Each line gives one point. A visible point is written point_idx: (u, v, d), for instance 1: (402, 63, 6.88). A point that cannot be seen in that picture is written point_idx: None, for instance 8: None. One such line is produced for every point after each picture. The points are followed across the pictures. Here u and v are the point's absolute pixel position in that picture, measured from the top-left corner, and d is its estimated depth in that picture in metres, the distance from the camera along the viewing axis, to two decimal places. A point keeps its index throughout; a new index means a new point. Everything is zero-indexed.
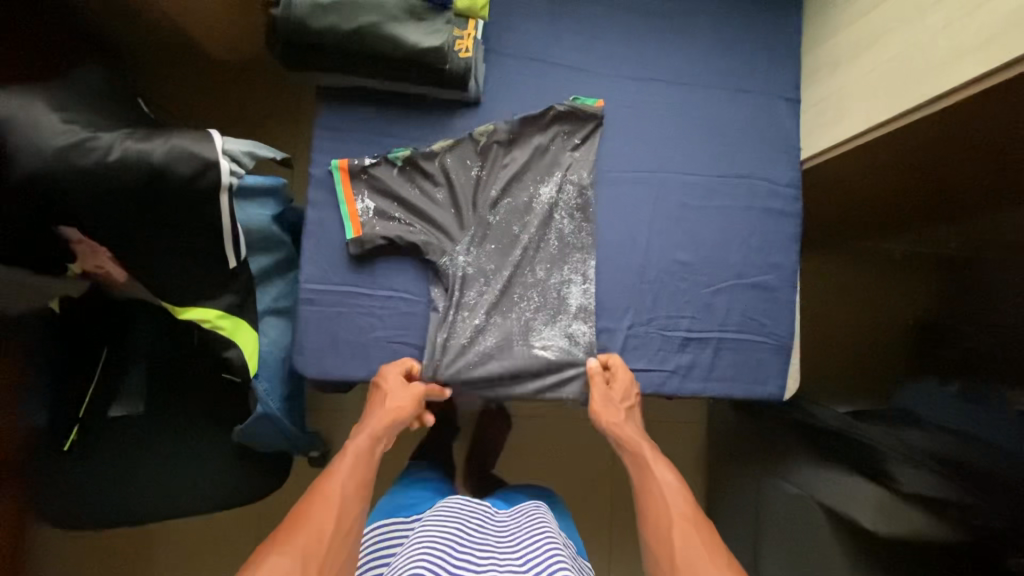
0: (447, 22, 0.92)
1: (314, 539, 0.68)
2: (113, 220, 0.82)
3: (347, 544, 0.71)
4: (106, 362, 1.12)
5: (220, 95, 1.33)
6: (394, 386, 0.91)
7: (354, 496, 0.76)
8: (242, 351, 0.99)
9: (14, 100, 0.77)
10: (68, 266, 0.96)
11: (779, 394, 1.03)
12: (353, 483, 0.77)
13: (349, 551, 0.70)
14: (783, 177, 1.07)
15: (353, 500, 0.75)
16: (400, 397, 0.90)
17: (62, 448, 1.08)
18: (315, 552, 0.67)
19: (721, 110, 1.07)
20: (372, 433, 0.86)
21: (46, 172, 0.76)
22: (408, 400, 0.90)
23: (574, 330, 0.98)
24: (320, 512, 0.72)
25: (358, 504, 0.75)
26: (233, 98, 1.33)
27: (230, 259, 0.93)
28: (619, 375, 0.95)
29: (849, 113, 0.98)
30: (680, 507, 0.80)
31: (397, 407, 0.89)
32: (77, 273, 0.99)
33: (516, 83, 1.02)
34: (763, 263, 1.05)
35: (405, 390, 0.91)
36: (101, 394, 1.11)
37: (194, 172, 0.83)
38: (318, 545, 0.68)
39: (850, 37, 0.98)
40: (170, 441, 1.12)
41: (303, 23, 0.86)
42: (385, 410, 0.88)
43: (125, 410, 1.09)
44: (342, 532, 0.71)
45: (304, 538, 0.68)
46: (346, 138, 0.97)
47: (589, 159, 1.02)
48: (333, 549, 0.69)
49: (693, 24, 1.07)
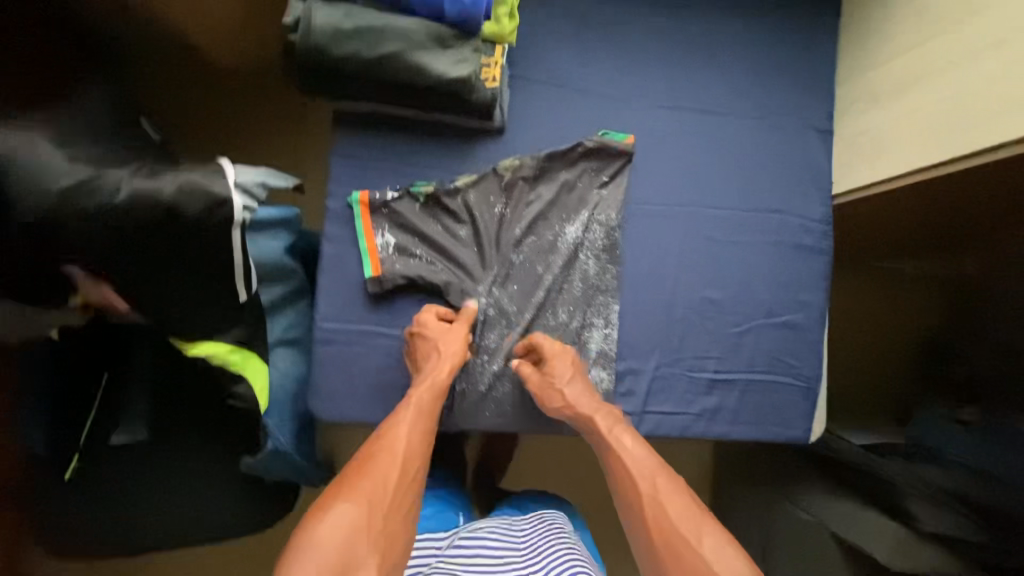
0: (475, 50, 0.85)
1: (379, 487, 0.69)
2: (120, 260, 0.77)
3: (411, 492, 0.72)
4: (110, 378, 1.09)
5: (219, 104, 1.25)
6: (443, 334, 0.88)
7: (416, 448, 0.76)
8: (251, 386, 0.95)
9: (14, 136, 0.71)
10: (70, 294, 0.89)
11: (805, 437, 1.01)
12: (415, 436, 0.77)
13: (412, 496, 0.72)
14: (814, 213, 1.04)
15: (415, 454, 0.75)
16: (451, 342, 0.87)
17: (64, 476, 1.05)
18: (381, 498, 0.68)
19: (754, 141, 1.03)
20: (435, 386, 0.83)
21: (51, 217, 0.71)
22: (460, 347, 0.87)
23: (593, 377, 0.95)
24: (383, 463, 0.72)
25: (419, 456, 0.76)
26: (232, 105, 1.25)
27: (240, 293, 0.88)
28: (557, 367, 0.88)
29: (888, 152, 0.94)
30: (643, 474, 0.75)
31: (452, 354, 0.86)
32: (79, 304, 0.93)
33: (543, 111, 0.98)
34: (792, 301, 1.02)
35: (452, 333, 0.88)
36: (104, 412, 1.08)
37: (203, 211, 0.78)
38: (383, 493, 0.69)
39: (894, 70, 0.94)
40: (175, 470, 1.08)
41: (323, 50, 0.79)
42: (440, 358, 0.85)
43: (126, 437, 1.03)
44: (404, 484, 0.72)
45: (369, 486, 0.69)
46: (365, 167, 0.93)
47: (617, 198, 0.98)
48: (397, 496, 0.70)
49: (727, 49, 1.03)
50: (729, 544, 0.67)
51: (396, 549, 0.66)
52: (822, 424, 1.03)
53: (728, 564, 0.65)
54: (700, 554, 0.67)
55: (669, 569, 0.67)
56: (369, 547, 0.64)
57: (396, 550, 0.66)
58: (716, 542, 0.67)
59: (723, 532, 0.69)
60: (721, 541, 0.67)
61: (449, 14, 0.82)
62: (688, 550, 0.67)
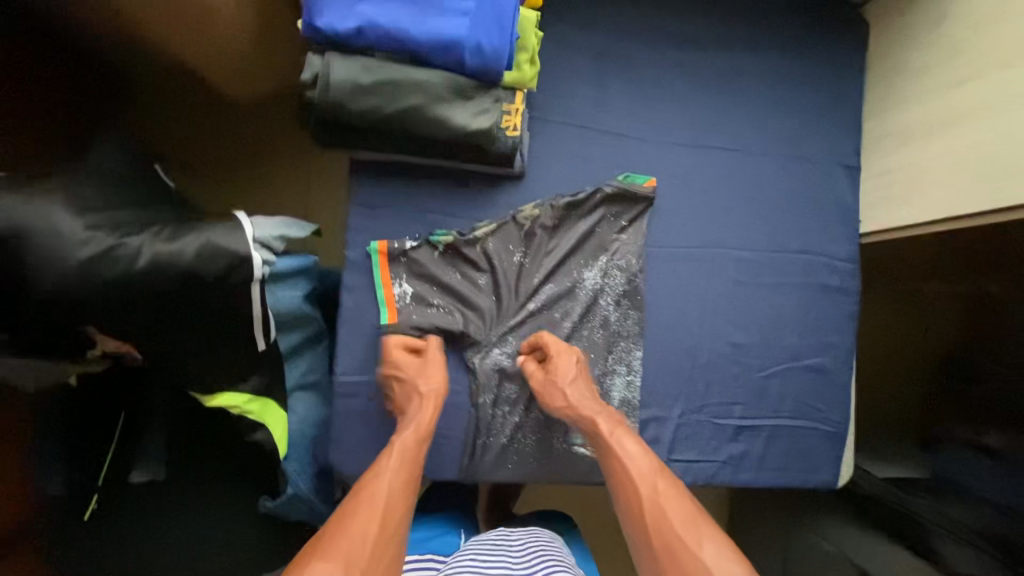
0: (496, 99, 0.83)
1: (357, 543, 0.62)
2: (141, 324, 0.76)
3: (392, 548, 0.65)
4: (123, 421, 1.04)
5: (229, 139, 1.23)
6: (422, 368, 0.86)
7: (399, 496, 0.70)
8: (271, 433, 0.94)
9: (31, 206, 0.69)
10: (88, 348, 0.87)
11: (832, 482, 0.99)
12: (400, 484, 0.72)
13: (395, 552, 0.65)
14: (841, 252, 1.01)
15: (399, 505, 0.69)
16: (429, 380, 0.85)
17: (82, 518, 1.04)
18: (359, 554, 0.61)
19: (780, 180, 1.01)
20: (419, 431, 0.80)
21: (71, 288, 0.70)
22: (439, 383, 0.86)
23: None
24: (362, 515, 0.66)
25: (404, 505, 0.70)
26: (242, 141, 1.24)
27: (258, 341, 0.87)
28: (561, 365, 0.87)
29: (921, 194, 0.92)
30: (644, 477, 0.73)
31: (432, 394, 0.84)
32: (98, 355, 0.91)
33: (563, 154, 0.95)
34: (819, 343, 1.00)
35: (428, 371, 0.86)
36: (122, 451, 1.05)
37: (224, 269, 0.78)
38: (362, 548, 0.62)
39: (926, 110, 0.92)
40: (190, 514, 1.07)
41: (341, 105, 0.77)
42: (420, 403, 0.83)
43: (147, 476, 1.03)
44: (386, 538, 0.65)
45: (345, 542, 0.62)
46: (385, 217, 0.91)
47: (637, 243, 0.96)
48: (377, 551, 0.63)
49: (751, 85, 1.00)
50: (730, 552, 0.63)
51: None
52: (849, 469, 1.01)
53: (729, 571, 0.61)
54: (700, 558, 0.63)
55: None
56: None
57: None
58: (715, 547, 0.64)
59: (725, 538, 0.65)
60: (722, 550, 0.63)
61: (469, 65, 0.79)
62: (687, 556, 0.63)
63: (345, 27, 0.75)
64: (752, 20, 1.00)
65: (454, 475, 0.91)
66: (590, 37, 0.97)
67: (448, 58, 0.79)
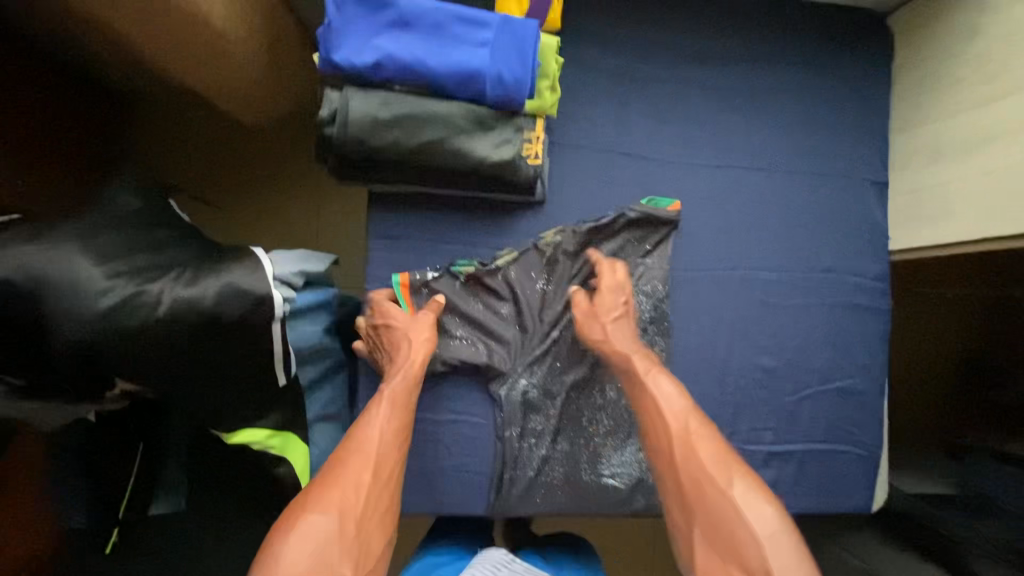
0: (518, 129, 0.81)
1: (351, 494, 0.65)
2: (163, 371, 0.75)
3: (382, 498, 0.68)
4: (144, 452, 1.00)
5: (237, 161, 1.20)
6: (410, 321, 0.84)
7: (390, 447, 0.72)
8: (292, 468, 0.91)
9: (50, 259, 0.68)
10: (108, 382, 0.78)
11: (866, 506, 0.98)
12: (390, 435, 0.73)
13: (385, 500, 0.69)
14: (870, 270, 0.99)
15: (390, 456, 0.72)
16: (419, 329, 0.84)
17: (104, 552, 0.97)
18: (351, 505, 0.65)
19: (806, 198, 0.98)
20: (408, 378, 0.80)
21: (92, 340, 0.68)
22: (429, 333, 0.84)
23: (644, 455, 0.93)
24: (353, 466, 0.68)
25: (393, 455, 0.72)
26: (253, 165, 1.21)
27: (279, 376, 0.85)
28: (605, 302, 0.87)
29: (954, 213, 0.89)
30: (676, 414, 0.73)
31: (422, 342, 0.83)
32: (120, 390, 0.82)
33: (584, 178, 0.93)
34: (850, 365, 0.98)
35: (418, 321, 0.85)
36: (139, 489, 0.99)
37: (246, 311, 0.77)
38: (354, 500, 0.65)
39: (958, 125, 0.89)
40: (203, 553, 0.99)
41: (362, 141, 0.75)
42: (410, 349, 0.82)
43: (169, 505, 1.00)
44: (378, 486, 0.69)
45: (339, 493, 0.65)
46: (406, 248, 0.90)
47: (662, 267, 0.94)
48: (368, 502, 0.66)
49: (775, 101, 0.98)
50: (759, 491, 0.65)
51: (372, 553, 0.64)
52: (883, 492, 0.99)
53: (757, 509, 0.63)
54: (728, 495, 0.65)
55: (697, 512, 0.66)
56: (344, 555, 0.61)
57: (371, 556, 0.64)
58: (745, 488, 0.65)
59: (752, 477, 0.67)
60: (749, 487, 0.65)
61: (490, 96, 0.78)
62: (717, 493, 0.65)
63: (362, 62, 0.73)
64: (776, 34, 0.98)
65: (480, 508, 0.90)
66: (610, 57, 0.95)
67: (469, 89, 0.77)
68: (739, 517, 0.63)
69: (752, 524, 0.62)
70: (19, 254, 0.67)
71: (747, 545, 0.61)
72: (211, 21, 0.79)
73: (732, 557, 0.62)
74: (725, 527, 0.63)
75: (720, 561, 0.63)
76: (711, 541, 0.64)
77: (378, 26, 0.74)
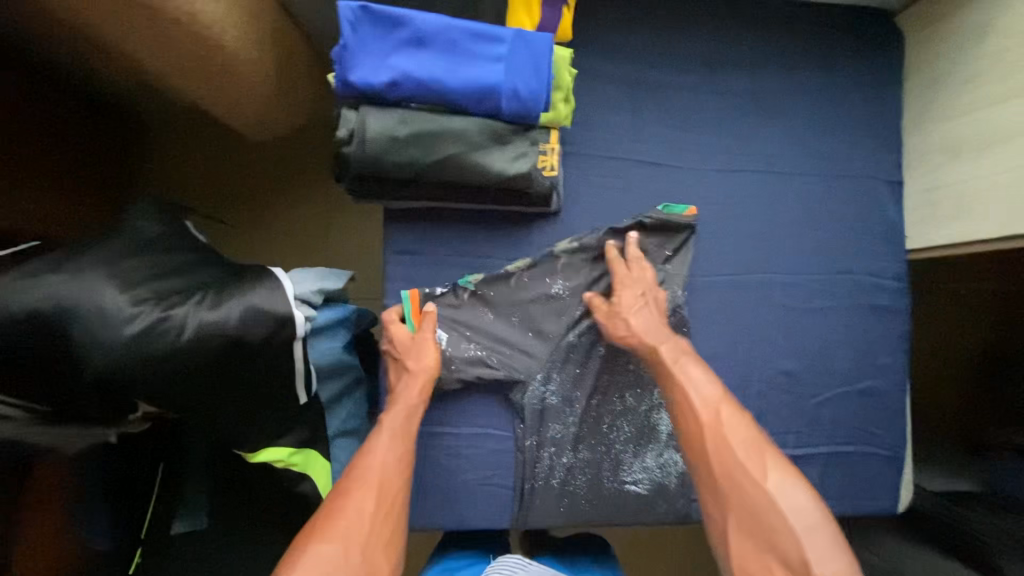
0: (533, 141, 0.81)
1: (355, 523, 0.64)
2: (187, 397, 0.75)
3: (388, 527, 0.67)
4: (165, 471, 1.01)
5: (246, 177, 1.19)
6: (412, 344, 0.84)
7: (393, 477, 0.71)
8: (316, 484, 0.92)
9: (76, 287, 0.68)
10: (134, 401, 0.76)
11: (892, 507, 0.97)
12: (393, 462, 0.73)
13: (390, 530, 0.67)
14: (888, 271, 0.99)
15: (394, 483, 0.71)
16: (422, 356, 0.83)
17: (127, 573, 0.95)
18: (356, 536, 0.63)
19: (821, 199, 0.98)
20: (406, 408, 0.80)
21: (119, 367, 0.68)
22: (433, 358, 0.84)
23: (666, 461, 0.92)
24: (355, 497, 0.67)
25: (396, 485, 0.71)
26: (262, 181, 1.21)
27: (300, 394, 0.86)
28: (625, 298, 0.86)
29: (973, 212, 0.88)
30: (707, 403, 0.74)
31: (425, 369, 0.83)
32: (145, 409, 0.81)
33: (599, 187, 0.93)
34: (871, 366, 0.97)
35: (422, 346, 0.84)
36: (161, 510, 0.99)
37: (269, 332, 0.77)
38: (361, 529, 0.64)
39: (973, 124, 0.88)
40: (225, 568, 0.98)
41: (379, 158, 0.75)
42: (411, 377, 0.82)
43: (190, 524, 0.98)
44: (382, 516, 0.67)
45: (344, 523, 0.64)
46: (425, 263, 0.90)
47: (681, 274, 0.93)
48: (375, 532, 0.65)
49: (787, 103, 0.98)
50: (795, 480, 0.65)
51: None
52: (909, 492, 0.99)
53: (792, 499, 0.63)
54: (762, 485, 0.65)
55: (728, 500, 0.66)
56: None
57: None
58: (780, 477, 0.65)
59: (786, 466, 0.67)
60: (781, 478, 0.65)
61: (505, 110, 0.78)
62: (750, 482, 0.66)
63: (379, 81, 0.73)
64: (786, 37, 0.98)
65: (505, 519, 0.90)
66: (622, 66, 0.95)
67: (484, 105, 0.77)
68: (773, 505, 0.63)
69: (787, 513, 0.62)
70: (45, 284, 0.68)
71: (779, 534, 0.62)
72: (225, 44, 0.79)
73: (767, 546, 0.62)
74: (760, 515, 0.63)
75: (754, 550, 0.63)
76: (743, 531, 0.64)
77: (392, 45, 0.74)
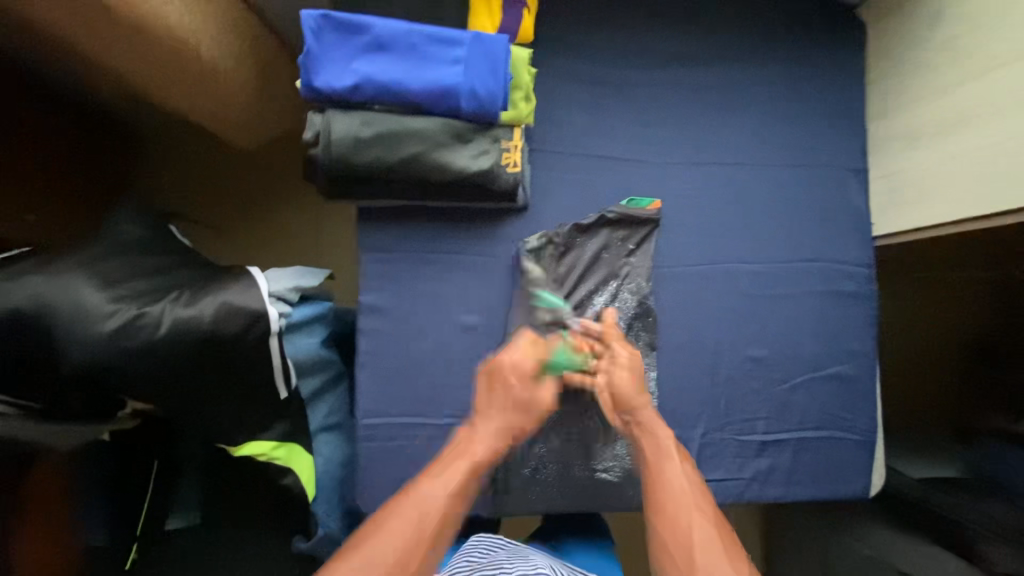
0: (494, 139, 0.84)
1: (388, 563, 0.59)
2: (164, 390, 0.78)
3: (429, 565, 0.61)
4: (161, 469, 1.02)
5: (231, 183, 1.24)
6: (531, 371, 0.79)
7: (453, 518, 0.65)
8: (298, 477, 0.93)
9: (56, 286, 0.73)
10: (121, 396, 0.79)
11: (864, 492, 0.98)
12: (454, 504, 0.66)
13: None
14: (854, 257, 1.00)
15: (445, 528, 0.64)
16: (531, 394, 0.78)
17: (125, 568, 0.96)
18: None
19: (785, 190, 1.00)
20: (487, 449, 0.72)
21: (96, 361, 0.72)
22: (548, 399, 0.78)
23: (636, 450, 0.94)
24: (403, 524, 0.62)
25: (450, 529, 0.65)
26: (245, 186, 1.24)
27: (280, 389, 0.87)
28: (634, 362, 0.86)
29: (935, 196, 0.90)
30: (701, 502, 0.71)
31: (535, 405, 0.76)
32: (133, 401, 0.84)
33: (566, 184, 0.96)
34: (840, 352, 0.99)
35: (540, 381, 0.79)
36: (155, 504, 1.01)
37: (243, 327, 0.80)
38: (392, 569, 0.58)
39: (934, 110, 0.90)
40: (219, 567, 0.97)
41: (344, 158, 0.79)
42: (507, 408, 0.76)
43: (182, 521, 1.01)
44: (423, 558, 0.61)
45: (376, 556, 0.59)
46: (396, 259, 0.92)
47: (646, 265, 0.96)
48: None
49: (750, 97, 1.00)
50: None
51: None
52: (881, 477, 0.99)
53: None
54: None
55: None
56: None
57: None
58: None
59: None
60: None
61: (466, 110, 0.81)
62: None
63: (342, 85, 0.77)
64: (747, 31, 1.00)
65: (478, 508, 0.93)
66: (584, 64, 0.97)
67: (445, 105, 0.80)
68: None
69: None
70: (28, 284, 0.72)
71: None
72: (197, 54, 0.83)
73: None
74: None
75: None
76: None
77: (354, 50, 0.77)
